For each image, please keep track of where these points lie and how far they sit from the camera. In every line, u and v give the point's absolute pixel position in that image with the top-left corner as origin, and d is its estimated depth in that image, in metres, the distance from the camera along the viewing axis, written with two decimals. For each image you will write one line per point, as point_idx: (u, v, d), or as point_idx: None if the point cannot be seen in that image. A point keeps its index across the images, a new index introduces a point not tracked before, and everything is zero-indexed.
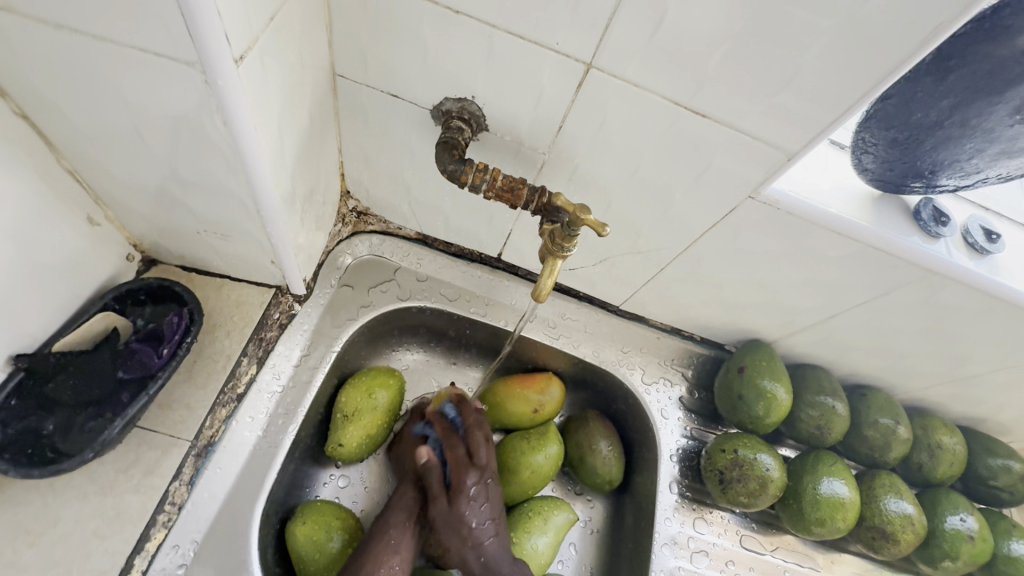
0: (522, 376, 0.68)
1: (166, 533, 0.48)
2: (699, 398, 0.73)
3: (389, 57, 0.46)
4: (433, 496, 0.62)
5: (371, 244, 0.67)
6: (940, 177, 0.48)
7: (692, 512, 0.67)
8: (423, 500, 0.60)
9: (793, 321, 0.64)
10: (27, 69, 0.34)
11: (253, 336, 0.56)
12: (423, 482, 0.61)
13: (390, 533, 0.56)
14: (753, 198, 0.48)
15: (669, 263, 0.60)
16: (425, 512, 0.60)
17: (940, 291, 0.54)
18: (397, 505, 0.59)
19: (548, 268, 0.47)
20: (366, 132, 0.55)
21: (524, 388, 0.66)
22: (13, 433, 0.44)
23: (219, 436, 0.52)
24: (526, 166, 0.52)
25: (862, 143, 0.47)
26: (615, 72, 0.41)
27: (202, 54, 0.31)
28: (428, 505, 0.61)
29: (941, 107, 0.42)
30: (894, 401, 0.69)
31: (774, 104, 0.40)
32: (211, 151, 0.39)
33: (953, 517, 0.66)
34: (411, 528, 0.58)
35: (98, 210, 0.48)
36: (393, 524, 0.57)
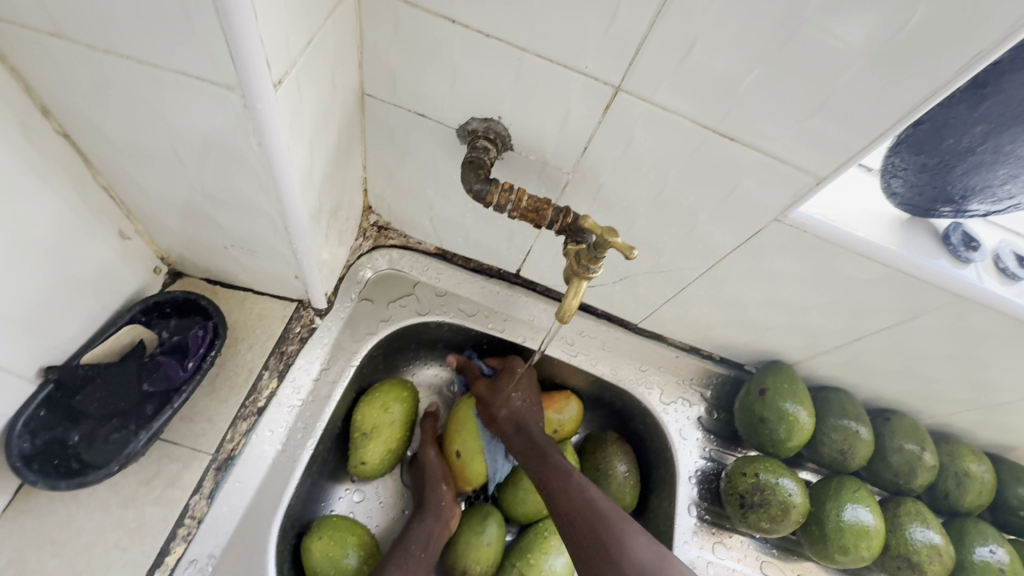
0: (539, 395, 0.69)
1: (186, 547, 0.48)
2: (718, 419, 0.72)
3: (417, 77, 0.46)
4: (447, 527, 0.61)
5: (391, 259, 0.68)
6: (970, 203, 0.47)
7: (711, 536, 0.66)
8: (436, 528, 0.60)
9: (817, 343, 0.63)
10: (70, 89, 0.35)
11: (275, 350, 0.57)
12: (438, 512, 0.61)
13: (406, 563, 0.56)
14: (780, 221, 0.48)
15: (691, 283, 0.59)
16: (442, 537, 0.61)
17: (970, 317, 0.53)
18: (416, 533, 0.59)
19: (573, 289, 0.47)
20: (391, 149, 0.55)
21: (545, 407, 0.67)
22: (41, 443, 0.44)
23: (239, 450, 0.52)
24: (549, 186, 0.52)
25: (892, 167, 0.47)
26: (644, 96, 0.42)
27: (244, 81, 0.31)
28: (442, 531, 0.60)
29: (974, 133, 0.41)
30: (919, 426, 0.68)
31: (805, 129, 0.40)
32: (241, 169, 0.39)
33: (982, 548, 0.64)
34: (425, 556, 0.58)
35: (129, 224, 0.48)
36: (410, 551, 0.57)
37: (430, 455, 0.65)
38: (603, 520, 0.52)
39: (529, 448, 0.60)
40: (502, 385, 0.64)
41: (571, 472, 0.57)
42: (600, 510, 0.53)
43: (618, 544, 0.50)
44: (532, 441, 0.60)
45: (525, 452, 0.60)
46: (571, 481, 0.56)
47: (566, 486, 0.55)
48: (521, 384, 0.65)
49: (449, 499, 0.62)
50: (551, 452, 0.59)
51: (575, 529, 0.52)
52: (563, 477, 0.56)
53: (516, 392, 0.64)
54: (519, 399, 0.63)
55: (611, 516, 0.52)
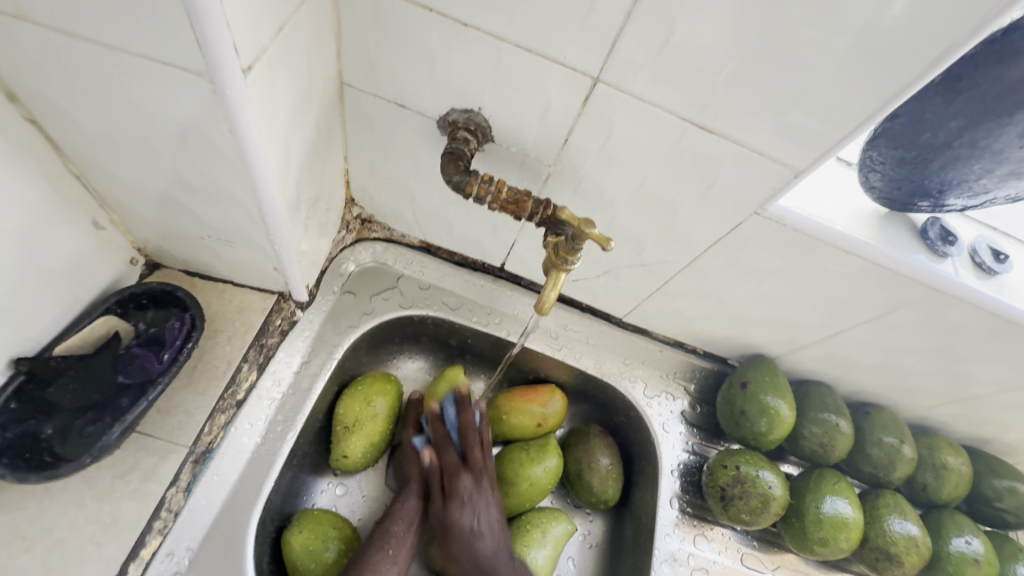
0: (523, 388, 0.68)
1: (161, 540, 0.47)
2: (701, 412, 0.72)
3: (395, 67, 0.46)
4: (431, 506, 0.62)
5: (375, 252, 0.67)
6: (948, 198, 0.47)
7: (693, 528, 0.67)
8: (420, 510, 0.60)
9: (798, 337, 0.63)
10: (35, 74, 0.35)
11: (255, 342, 0.56)
12: (421, 492, 0.61)
13: (388, 544, 0.56)
14: (758, 215, 0.48)
15: (673, 276, 0.59)
16: (425, 519, 0.60)
17: (947, 310, 0.54)
18: (398, 514, 0.59)
19: (552, 280, 0.47)
20: (372, 140, 0.55)
21: (527, 401, 0.66)
22: (11, 436, 0.44)
23: (217, 443, 0.52)
24: (531, 178, 0.52)
25: (870, 162, 0.47)
26: (623, 87, 0.41)
27: (212, 66, 0.31)
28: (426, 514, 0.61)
29: (950, 127, 0.42)
30: (899, 419, 0.68)
31: (783, 121, 0.40)
32: (213, 156, 0.38)
33: (959, 539, 0.65)
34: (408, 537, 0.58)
35: (103, 214, 0.48)
36: (392, 533, 0.57)
37: (410, 438, 0.64)
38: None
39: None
40: (455, 498, 0.58)
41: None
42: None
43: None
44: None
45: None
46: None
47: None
48: (475, 497, 0.59)
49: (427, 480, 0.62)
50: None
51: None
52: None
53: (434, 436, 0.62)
54: (473, 518, 0.58)
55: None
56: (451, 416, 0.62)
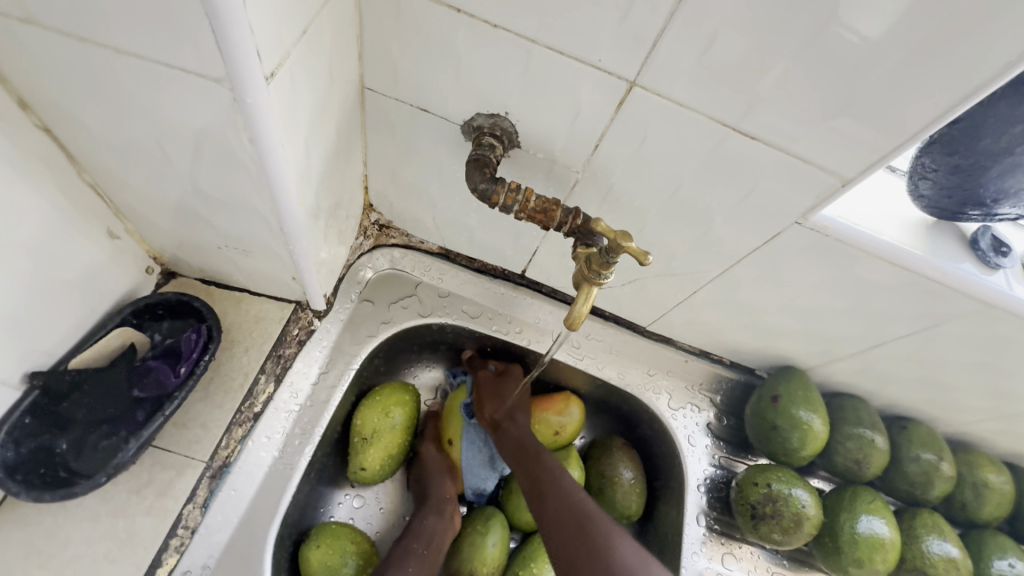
0: (538, 398, 0.66)
1: (178, 558, 0.46)
2: (728, 425, 0.70)
3: (419, 70, 0.44)
4: (451, 525, 0.60)
5: (393, 258, 0.66)
6: (1001, 207, 0.44)
7: (720, 546, 0.64)
8: (439, 527, 0.58)
9: (833, 349, 0.61)
10: (48, 80, 0.33)
11: (271, 354, 0.55)
12: (440, 509, 0.60)
13: (407, 566, 0.54)
14: (800, 224, 0.46)
15: (704, 286, 0.57)
16: (444, 538, 0.58)
17: (996, 325, 0.51)
18: (416, 531, 0.57)
19: (583, 295, 0.45)
20: (392, 145, 0.53)
21: (543, 411, 0.64)
22: (26, 452, 0.42)
23: (234, 457, 0.51)
24: (558, 185, 0.50)
25: (921, 169, 0.45)
26: (660, 91, 0.39)
27: (232, 73, 0.29)
28: (446, 530, 0.59)
29: (1013, 133, 0.39)
30: (937, 435, 0.66)
31: (832, 128, 0.38)
32: (232, 165, 0.37)
33: (1000, 562, 0.62)
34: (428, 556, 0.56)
35: (118, 222, 0.46)
36: (411, 552, 0.55)
37: (432, 451, 0.65)
38: (591, 539, 0.51)
39: (521, 452, 0.59)
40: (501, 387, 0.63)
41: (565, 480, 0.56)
42: (586, 515, 0.53)
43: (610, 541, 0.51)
44: (525, 444, 0.60)
45: (517, 453, 0.59)
46: (562, 484, 0.56)
47: (559, 497, 0.54)
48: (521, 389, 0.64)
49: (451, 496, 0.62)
50: (543, 451, 0.59)
51: (567, 537, 0.51)
52: (555, 483, 0.56)
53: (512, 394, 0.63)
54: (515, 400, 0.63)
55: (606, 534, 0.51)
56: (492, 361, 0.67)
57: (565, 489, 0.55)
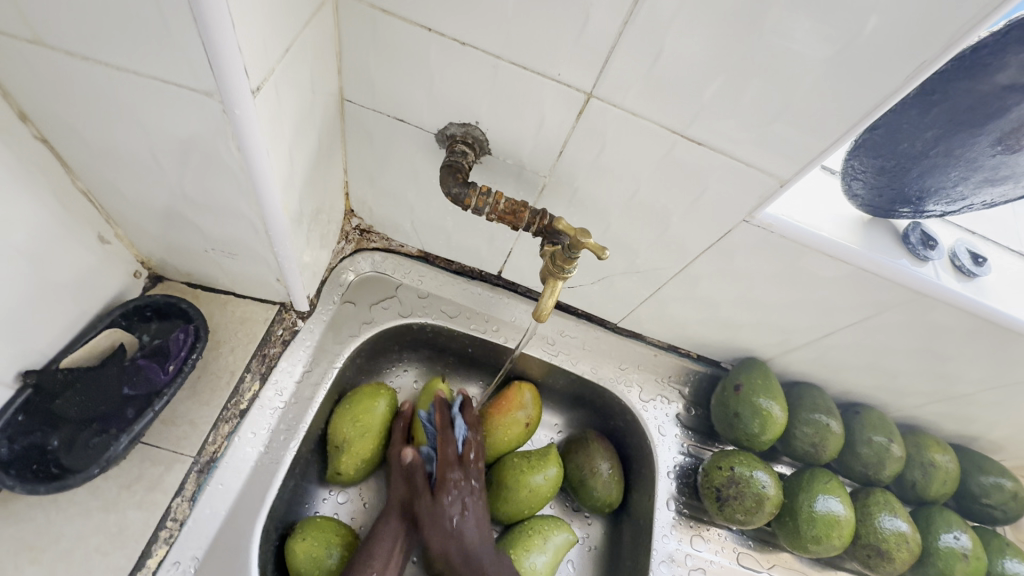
0: (495, 401, 0.68)
1: (167, 549, 0.48)
2: (696, 415, 0.74)
3: (396, 83, 0.47)
4: (415, 530, 0.60)
5: (374, 261, 0.69)
6: (927, 204, 0.49)
7: (689, 529, 0.68)
8: (403, 529, 0.59)
9: (788, 340, 0.65)
10: (49, 96, 0.36)
11: (257, 352, 0.57)
12: (403, 510, 0.60)
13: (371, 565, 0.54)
14: (747, 222, 0.50)
15: (666, 282, 0.61)
16: (408, 541, 0.59)
17: (931, 312, 0.55)
18: (381, 534, 0.57)
19: (549, 289, 0.49)
20: (372, 153, 0.56)
21: (504, 411, 0.66)
22: (19, 449, 0.44)
23: (221, 452, 0.52)
24: (527, 189, 0.53)
25: (851, 170, 0.49)
26: (615, 101, 0.43)
27: (222, 87, 0.32)
28: (408, 536, 0.59)
29: (926, 138, 0.44)
30: (888, 419, 0.70)
31: (767, 133, 0.42)
32: (219, 171, 0.39)
33: (947, 535, 0.66)
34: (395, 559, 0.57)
35: (109, 228, 0.49)
36: (375, 554, 0.55)
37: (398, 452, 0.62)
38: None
39: (467, 565, 0.58)
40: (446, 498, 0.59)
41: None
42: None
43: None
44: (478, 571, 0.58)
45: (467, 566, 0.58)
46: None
47: None
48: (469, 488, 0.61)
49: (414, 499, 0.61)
50: (490, 569, 0.58)
51: None
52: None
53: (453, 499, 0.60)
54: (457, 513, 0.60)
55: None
56: (461, 427, 0.62)
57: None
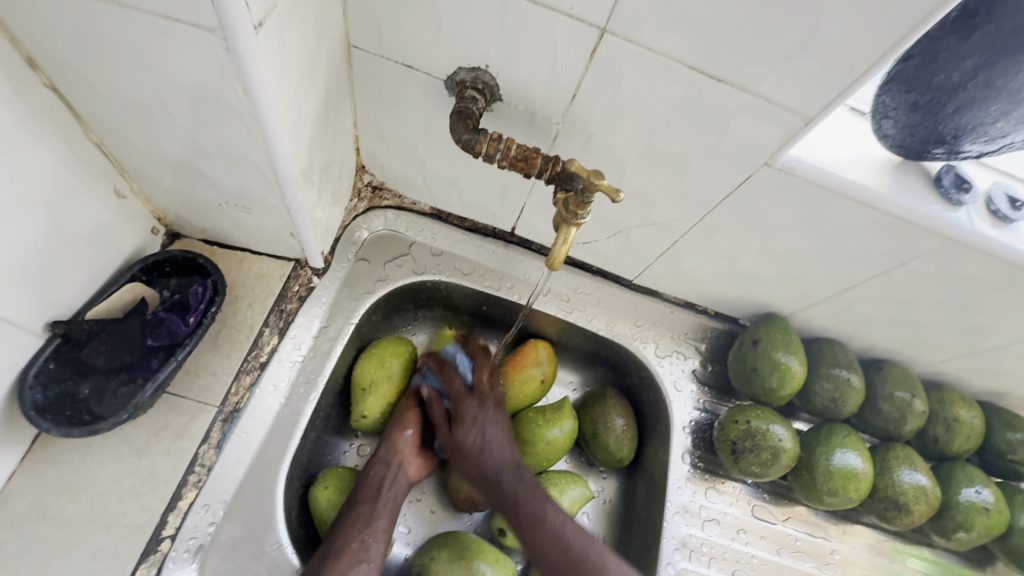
0: (510, 358, 0.68)
1: (196, 493, 0.50)
2: (712, 371, 0.73)
3: (402, 26, 0.46)
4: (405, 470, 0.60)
5: (386, 219, 0.68)
6: (963, 143, 0.46)
7: (704, 482, 0.69)
8: (391, 474, 0.59)
9: (809, 293, 0.64)
10: (54, 39, 0.35)
11: (274, 308, 0.58)
12: (390, 458, 0.59)
13: (358, 511, 0.54)
14: (769, 165, 0.48)
15: (683, 234, 0.59)
16: (397, 486, 0.59)
17: (961, 261, 0.53)
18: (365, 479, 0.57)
19: (563, 235, 0.48)
20: (381, 104, 0.55)
21: (520, 367, 0.66)
22: (52, 395, 0.46)
23: (244, 403, 0.54)
24: (540, 137, 0.52)
25: (883, 107, 0.47)
26: (630, 37, 0.41)
27: (223, 21, 0.31)
28: (398, 482, 0.59)
29: (964, 68, 0.41)
30: (911, 374, 0.69)
31: (792, 67, 0.40)
32: (227, 118, 0.39)
33: (969, 489, 0.66)
34: (385, 503, 0.57)
35: (124, 182, 0.49)
36: (364, 499, 0.56)
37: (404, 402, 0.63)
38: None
39: (494, 487, 0.58)
40: (465, 419, 0.60)
41: (544, 517, 0.55)
42: (577, 553, 0.53)
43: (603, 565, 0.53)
44: (500, 489, 0.57)
45: (492, 494, 0.58)
46: (543, 526, 0.55)
47: (531, 506, 0.56)
48: (496, 395, 0.63)
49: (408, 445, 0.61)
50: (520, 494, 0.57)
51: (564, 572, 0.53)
52: (534, 527, 0.55)
53: (475, 429, 0.59)
54: (479, 435, 0.59)
55: (604, 564, 0.53)
56: (462, 364, 0.64)
57: (546, 531, 0.54)
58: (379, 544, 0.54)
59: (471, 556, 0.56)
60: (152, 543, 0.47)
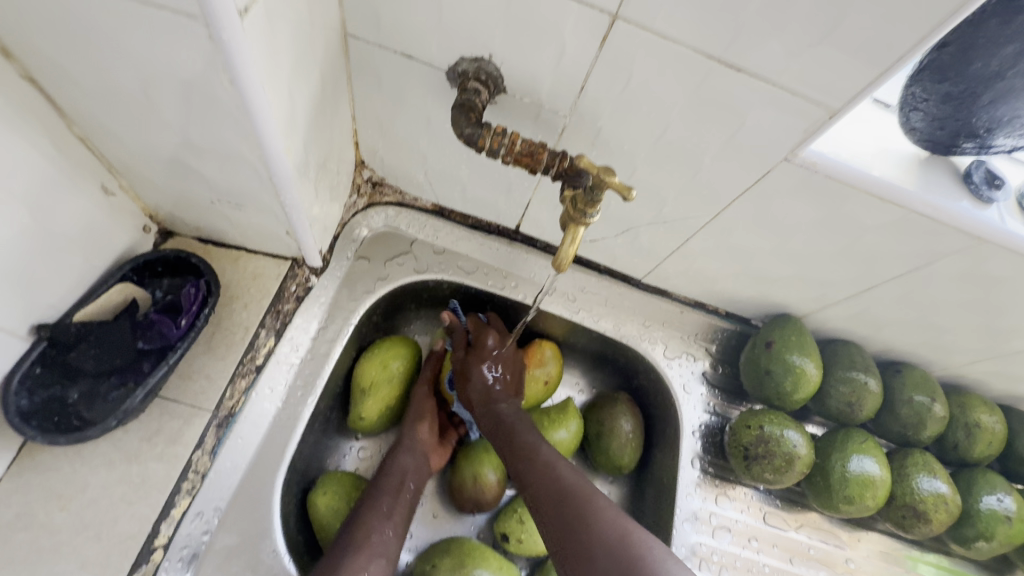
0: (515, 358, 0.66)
1: (190, 501, 0.48)
2: (723, 373, 0.71)
3: (402, 13, 0.43)
4: (426, 463, 0.61)
5: (387, 216, 0.66)
6: (995, 137, 0.44)
7: (714, 488, 0.66)
8: (414, 465, 0.59)
9: (825, 294, 0.61)
10: (29, 25, 0.33)
11: (271, 308, 0.56)
12: (414, 447, 0.61)
13: (380, 502, 0.54)
14: (789, 160, 0.45)
15: (695, 233, 0.57)
16: (419, 478, 0.59)
17: (990, 262, 0.51)
18: (388, 470, 0.58)
19: (569, 235, 0.45)
20: (380, 97, 0.53)
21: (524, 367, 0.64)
22: (39, 401, 0.44)
23: (239, 407, 0.52)
24: (546, 131, 0.50)
25: (911, 99, 0.44)
26: (643, 24, 0.39)
27: (209, 6, 0.29)
28: (417, 472, 0.59)
29: (1004, 55, 0.38)
30: (931, 378, 0.66)
31: (818, 55, 0.37)
32: (215, 110, 0.37)
33: (990, 497, 0.63)
34: (404, 495, 0.56)
35: (111, 179, 0.47)
36: (384, 493, 0.55)
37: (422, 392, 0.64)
38: (568, 501, 0.49)
39: (495, 427, 0.59)
40: (477, 364, 0.62)
41: (538, 450, 0.55)
42: (566, 484, 0.50)
43: (589, 491, 0.49)
44: (500, 425, 0.59)
45: (492, 433, 0.59)
46: (536, 459, 0.54)
47: (527, 451, 0.55)
48: (500, 355, 0.63)
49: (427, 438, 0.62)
50: (518, 429, 0.58)
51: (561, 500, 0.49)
52: (527, 456, 0.54)
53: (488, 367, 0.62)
54: (492, 375, 0.62)
55: (590, 494, 0.49)
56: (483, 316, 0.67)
57: (535, 466, 0.53)
58: (397, 538, 0.53)
59: (473, 562, 0.55)
60: (143, 554, 0.45)
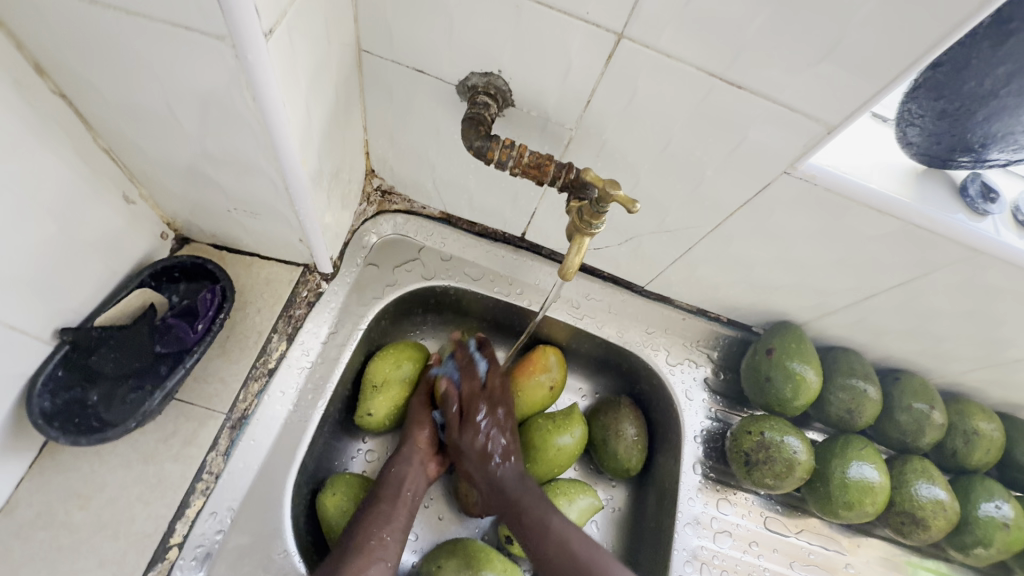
0: (520, 362, 0.67)
1: (204, 501, 0.49)
2: (725, 379, 0.72)
3: (415, 31, 0.45)
4: (425, 469, 0.61)
5: (396, 224, 0.68)
6: (990, 152, 0.45)
7: (716, 492, 0.67)
8: (413, 471, 0.60)
9: (825, 303, 0.62)
10: (63, 45, 0.35)
11: (284, 313, 0.57)
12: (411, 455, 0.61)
13: (380, 506, 0.55)
14: (789, 173, 0.47)
15: (698, 242, 0.58)
16: (418, 485, 0.60)
17: (986, 272, 0.52)
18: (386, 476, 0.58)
19: (575, 246, 0.47)
20: (391, 109, 0.54)
21: (530, 372, 0.65)
22: (60, 403, 0.46)
23: (252, 410, 0.54)
24: (553, 143, 0.51)
25: (908, 115, 0.45)
26: (648, 43, 0.40)
27: (234, 28, 0.31)
28: (417, 479, 0.60)
29: (997, 75, 0.39)
30: (929, 386, 0.67)
31: (817, 74, 0.38)
32: (236, 124, 0.38)
33: (988, 504, 0.64)
34: (404, 501, 0.57)
35: (133, 188, 0.49)
36: (385, 498, 0.56)
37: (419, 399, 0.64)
38: None
39: (501, 505, 0.60)
40: (473, 421, 0.61)
41: (549, 523, 0.57)
42: (581, 560, 0.55)
43: (602, 571, 0.55)
44: (504, 493, 0.60)
45: (500, 512, 0.60)
46: (548, 535, 0.56)
47: (540, 535, 0.57)
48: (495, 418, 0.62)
49: (426, 443, 0.62)
50: (524, 501, 0.58)
51: None
52: (540, 537, 0.57)
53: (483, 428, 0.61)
54: (488, 443, 0.61)
55: (605, 565, 0.56)
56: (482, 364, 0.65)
57: (550, 543, 0.56)
58: (397, 543, 0.54)
59: (479, 564, 0.56)
60: (159, 552, 0.47)
